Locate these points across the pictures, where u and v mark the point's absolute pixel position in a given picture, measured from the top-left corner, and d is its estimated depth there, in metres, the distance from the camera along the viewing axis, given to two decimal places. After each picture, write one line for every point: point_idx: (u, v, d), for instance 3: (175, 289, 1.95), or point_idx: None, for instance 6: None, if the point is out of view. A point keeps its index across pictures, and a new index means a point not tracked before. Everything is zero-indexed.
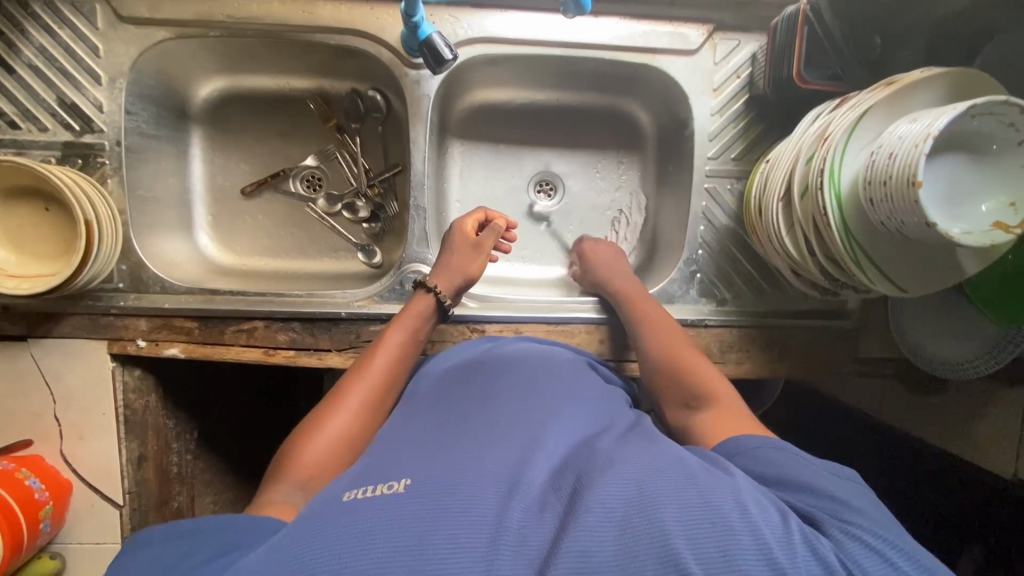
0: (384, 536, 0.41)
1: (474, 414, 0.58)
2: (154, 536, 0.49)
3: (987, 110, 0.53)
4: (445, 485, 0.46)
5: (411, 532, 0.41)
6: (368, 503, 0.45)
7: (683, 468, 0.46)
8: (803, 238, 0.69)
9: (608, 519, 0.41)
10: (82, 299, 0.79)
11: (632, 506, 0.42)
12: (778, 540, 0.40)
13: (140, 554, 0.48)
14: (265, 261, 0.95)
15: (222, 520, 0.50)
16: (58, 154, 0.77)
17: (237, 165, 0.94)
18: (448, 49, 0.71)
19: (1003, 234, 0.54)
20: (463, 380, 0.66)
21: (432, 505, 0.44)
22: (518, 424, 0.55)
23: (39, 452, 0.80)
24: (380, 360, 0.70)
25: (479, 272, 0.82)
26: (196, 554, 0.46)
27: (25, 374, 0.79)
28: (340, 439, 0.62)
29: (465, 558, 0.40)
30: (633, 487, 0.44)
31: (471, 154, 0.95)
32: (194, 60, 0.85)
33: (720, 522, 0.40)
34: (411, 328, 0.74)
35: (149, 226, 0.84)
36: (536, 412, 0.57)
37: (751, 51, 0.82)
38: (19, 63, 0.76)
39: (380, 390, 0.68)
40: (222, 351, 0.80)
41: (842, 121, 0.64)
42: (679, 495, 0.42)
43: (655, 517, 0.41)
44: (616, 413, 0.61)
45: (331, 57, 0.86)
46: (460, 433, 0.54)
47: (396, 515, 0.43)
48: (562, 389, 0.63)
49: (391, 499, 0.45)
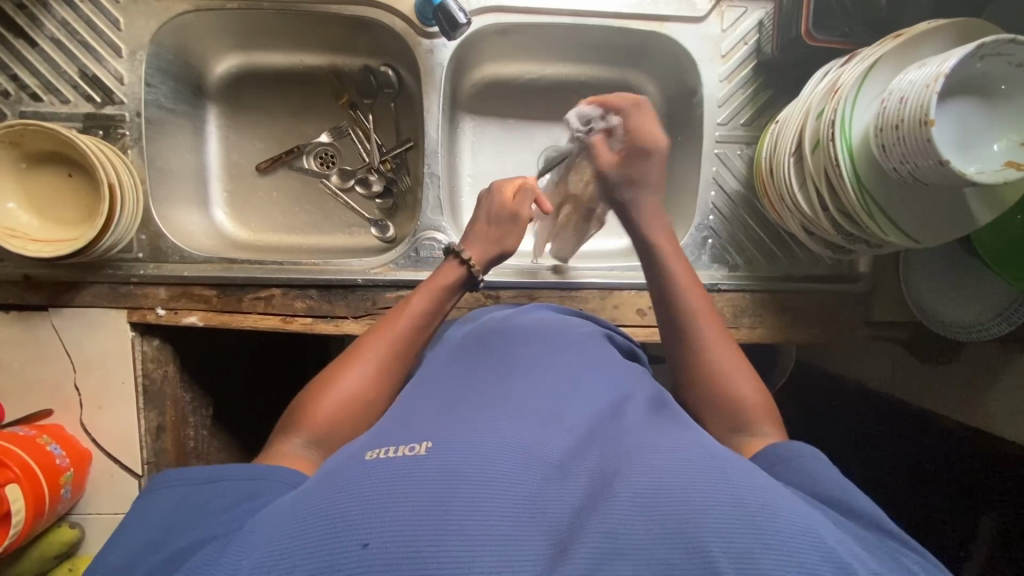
0: (401, 503, 0.39)
1: (496, 388, 0.55)
2: (182, 479, 0.50)
3: (995, 49, 0.53)
4: (466, 454, 0.43)
5: (430, 500, 0.39)
6: (389, 465, 0.43)
7: (719, 467, 0.42)
8: (816, 193, 0.70)
9: (637, 503, 0.38)
10: (103, 269, 0.80)
11: (661, 494, 0.39)
12: (821, 546, 0.36)
13: (170, 496, 0.49)
14: (279, 237, 0.96)
15: (245, 468, 0.50)
16: (80, 126, 0.79)
17: (252, 142, 0.96)
18: (462, 14, 0.73)
19: (1015, 170, 0.55)
20: (487, 358, 0.63)
21: (452, 477, 0.41)
22: (542, 398, 0.53)
23: (59, 421, 0.80)
24: (402, 325, 0.68)
25: (512, 247, 0.81)
26: (220, 500, 0.47)
27: (46, 344, 0.80)
28: (354, 398, 0.61)
29: (481, 535, 0.37)
30: (662, 476, 0.40)
31: (482, 128, 0.97)
32: (211, 36, 0.87)
33: (756, 523, 0.37)
34: (437, 296, 0.72)
35: (167, 198, 0.85)
36: (560, 386, 0.55)
37: (758, 18, 0.83)
38: (42, 37, 0.78)
39: (395, 351, 0.66)
40: (240, 319, 0.81)
41: (851, 74, 0.65)
42: (713, 491, 0.39)
43: (690, 513, 0.37)
44: (640, 385, 0.59)
45: (345, 32, 0.88)
46: (483, 407, 0.51)
47: (416, 480, 0.41)
48: (587, 366, 0.60)
49: (412, 460, 0.43)
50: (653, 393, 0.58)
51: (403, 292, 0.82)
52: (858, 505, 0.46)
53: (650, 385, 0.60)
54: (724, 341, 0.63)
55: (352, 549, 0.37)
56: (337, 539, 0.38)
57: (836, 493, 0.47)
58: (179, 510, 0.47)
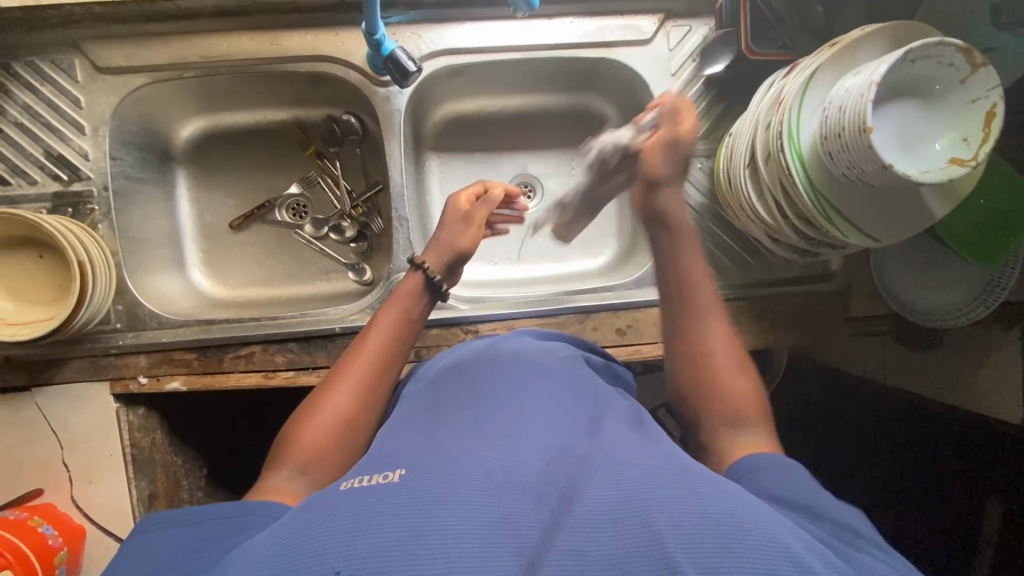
0: (374, 529, 0.38)
1: (471, 416, 0.55)
2: (166, 522, 0.49)
3: (925, 52, 0.55)
4: (438, 477, 0.43)
5: (398, 524, 0.38)
6: (360, 493, 0.42)
7: (686, 476, 0.41)
8: (774, 202, 0.71)
9: (599, 512, 0.38)
10: (83, 343, 0.81)
11: (626, 502, 0.38)
12: (778, 544, 0.36)
13: (154, 540, 0.47)
14: (258, 291, 0.96)
15: (230, 505, 0.49)
16: (50, 205, 0.80)
17: (224, 201, 0.96)
18: (412, 62, 0.74)
19: (960, 167, 0.56)
20: (460, 388, 0.62)
21: (423, 500, 0.40)
22: (513, 421, 0.52)
23: (50, 500, 0.80)
24: (373, 344, 0.68)
25: (471, 249, 0.79)
26: (207, 540, 0.46)
27: (31, 423, 0.80)
28: (333, 421, 0.61)
29: (447, 557, 0.36)
30: (627, 484, 0.40)
31: (448, 165, 0.98)
32: (174, 103, 0.88)
33: (716, 527, 0.36)
34: (403, 310, 0.72)
35: (141, 265, 0.86)
36: (531, 408, 0.54)
37: (703, 34, 0.85)
38: (6, 123, 0.80)
39: (372, 370, 0.66)
40: (223, 379, 0.81)
41: (793, 85, 0.66)
42: (676, 498, 0.38)
43: (650, 521, 0.37)
44: (614, 405, 0.59)
45: (303, 86, 0.89)
46: (457, 434, 0.51)
47: (384, 508, 0.40)
48: (561, 383, 0.60)
49: (381, 490, 0.42)
50: (627, 413, 0.58)
51: None
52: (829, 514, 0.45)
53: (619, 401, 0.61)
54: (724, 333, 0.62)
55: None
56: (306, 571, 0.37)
57: (801, 497, 0.46)
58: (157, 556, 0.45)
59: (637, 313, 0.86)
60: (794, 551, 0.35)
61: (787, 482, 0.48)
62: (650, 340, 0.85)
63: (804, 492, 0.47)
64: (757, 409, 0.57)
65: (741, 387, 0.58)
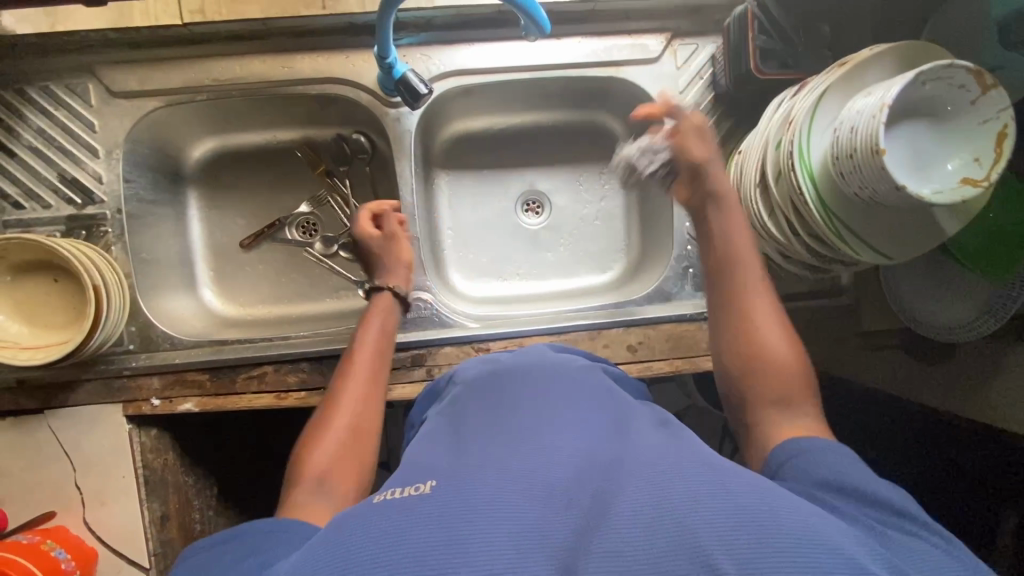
0: (409, 545, 0.38)
1: (495, 423, 0.55)
2: (201, 546, 0.49)
3: (936, 74, 0.55)
4: (468, 488, 0.43)
5: (434, 534, 0.39)
6: (392, 506, 0.42)
7: (717, 476, 0.41)
8: (785, 221, 0.71)
9: (635, 517, 0.38)
10: (96, 365, 0.81)
11: (661, 506, 0.39)
12: (816, 541, 0.36)
13: (191, 563, 0.48)
14: (269, 310, 0.96)
15: (262, 521, 0.50)
16: (63, 228, 0.81)
17: (233, 220, 0.97)
18: (423, 84, 0.75)
19: (973, 187, 0.56)
20: (484, 396, 0.62)
21: (456, 512, 0.40)
22: (538, 426, 0.52)
23: (63, 523, 0.79)
24: (362, 355, 0.70)
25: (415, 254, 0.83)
26: (236, 554, 0.46)
27: (44, 446, 0.80)
28: (341, 433, 0.62)
29: (484, 564, 0.37)
30: (660, 487, 0.40)
31: (457, 182, 0.99)
32: (185, 125, 0.89)
33: (753, 524, 0.36)
34: (386, 322, 0.75)
35: (153, 286, 0.87)
36: (554, 414, 0.54)
37: (711, 52, 0.86)
38: (20, 147, 0.81)
39: (366, 377, 0.67)
40: (235, 400, 0.81)
41: (802, 105, 0.67)
42: (709, 498, 0.38)
43: (686, 524, 0.37)
44: (636, 409, 0.59)
45: (314, 107, 0.90)
46: (482, 442, 0.51)
47: (418, 517, 0.40)
48: (581, 390, 0.60)
49: (414, 499, 0.43)
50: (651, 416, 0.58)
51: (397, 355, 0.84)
52: (872, 492, 0.45)
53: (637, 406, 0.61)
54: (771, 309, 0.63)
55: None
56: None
57: (841, 477, 0.47)
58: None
59: (648, 329, 0.86)
60: (830, 545, 0.36)
61: (826, 463, 0.48)
62: (662, 356, 0.85)
63: (844, 472, 0.47)
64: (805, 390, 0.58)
65: (790, 366, 0.59)
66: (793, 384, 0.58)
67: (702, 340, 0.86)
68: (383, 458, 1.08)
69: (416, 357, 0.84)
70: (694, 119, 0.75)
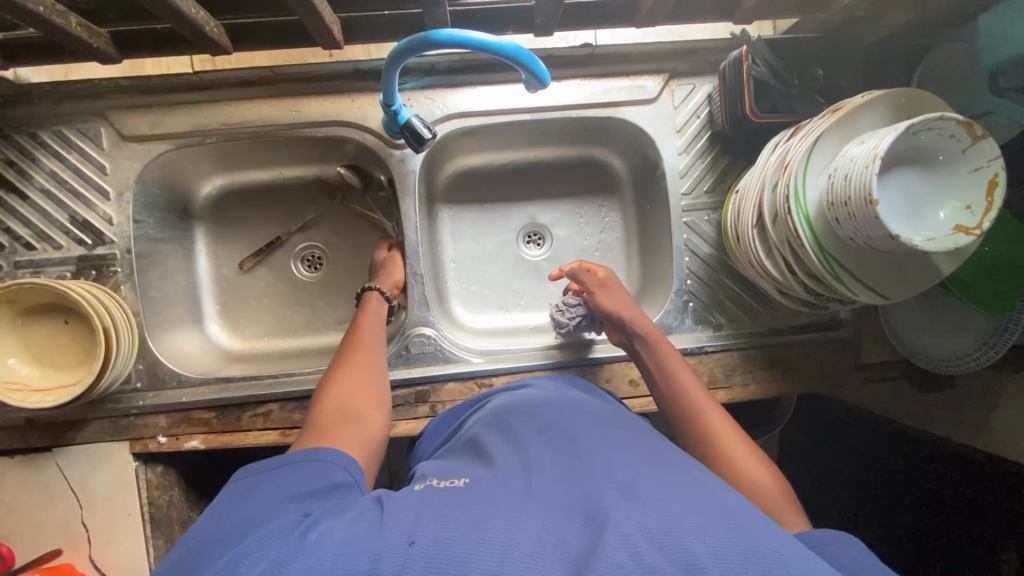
0: (444, 520, 0.42)
1: (520, 443, 0.56)
2: (256, 469, 0.52)
3: (926, 126, 0.57)
4: (499, 494, 0.46)
5: (463, 530, 0.41)
6: (434, 495, 0.47)
7: (732, 518, 0.42)
8: (782, 259, 0.73)
9: (649, 540, 0.39)
10: (104, 403, 0.82)
11: (673, 533, 0.40)
12: None
13: (241, 487, 0.50)
14: (274, 343, 0.98)
15: (309, 452, 0.54)
16: (73, 269, 0.83)
17: (240, 255, 0.98)
18: (428, 129, 0.76)
19: (965, 235, 0.57)
20: (508, 405, 0.66)
21: (489, 501, 0.45)
22: (564, 448, 0.54)
23: (69, 560, 0.80)
24: (363, 322, 0.78)
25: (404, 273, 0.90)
26: (290, 486, 0.49)
27: (51, 484, 0.81)
28: (348, 383, 0.68)
29: (506, 557, 0.38)
30: (675, 516, 0.42)
31: (458, 216, 1.00)
32: (193, 165, 0.91)
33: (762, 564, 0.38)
34: (375, 310, 0.82)
35: (161, 324, 0.88)
36: (576, 438, 0.56)
37: (707, 92, 0.88)
38: (33, 189, 0.83)
39: (366, 342, 0.75)
40: (241, 437, 0.82)
41: (797, 149, 0.68)
42: (721, 537, 0.40)
43: (692, 551, 0.39)
44: (652, 435, 0.60)
45: (320, 147, 0.92)
46: (510, 449, 0.55)
47: (448, 516, 0.42)
48: (604, 419, 0.61)
49: (445, 502, 0.45)
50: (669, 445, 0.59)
51: (401, 391, 0.85)
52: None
53: (643, 425, 0.64)
54: (726, 424, 0.67)
55: (399, 547, 0.40)
56: (381, 545, 0.40)
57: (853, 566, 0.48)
58: (247, 497, 0.48)
59: None
60: None
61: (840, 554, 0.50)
62: None
63: (856, 564, 0.49)
64: (781, 491, 0.61)
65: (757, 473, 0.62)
66: (766, 493, 0.60)
67: (702, 374, 0.87)
68: (383, 484, 1.09)
69: (420, 393, 0.85)
70: (595, 274, 0.85)
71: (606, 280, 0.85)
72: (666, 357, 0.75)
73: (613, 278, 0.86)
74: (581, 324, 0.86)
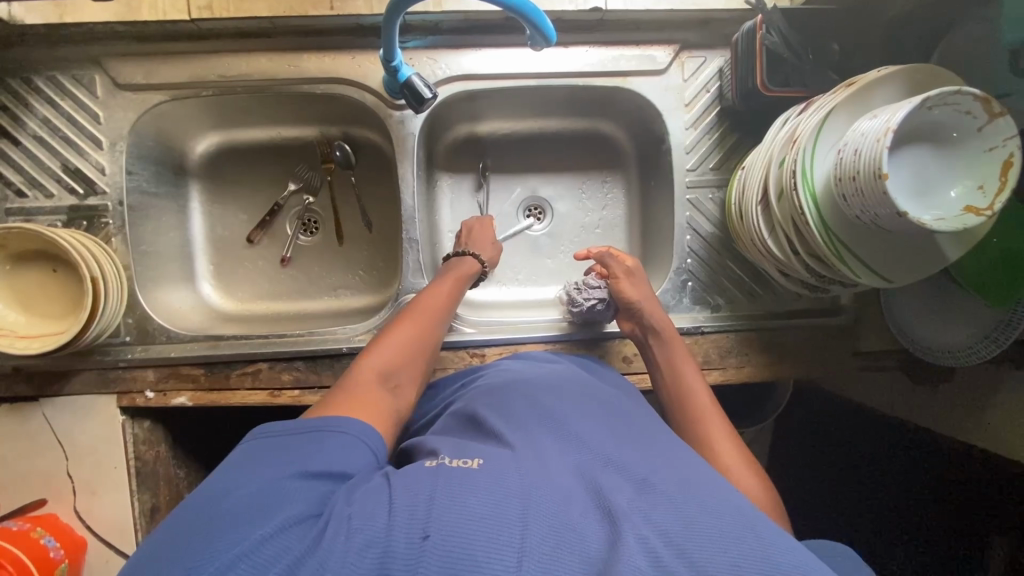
0: (454, 503, 0.40)
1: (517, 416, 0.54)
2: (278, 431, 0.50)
3: (942, 100, 0.55)
4: (508, 464, 0.45)
5: (483, 506, 0.40)
6: (438, 471, 0.44)
7: (747, 520, 0.42)
8: (785, 239, 0.71)
9: (666, 542, 0.39)
10: (92, 355, 0.81)
11: (690, 533, 0.40)
12: None
13: (256, 453, 0.48)
14: (266, 305, 0.97)
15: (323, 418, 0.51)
16: (64, 218, 0.81)
17: (236, 215, 0.97)
18: (428, 89, 0.74)
19: (975, 216, 0.55)
20: (497, 381, 0.64)
21: (495, 478, 0.43)
22: (562, 422, 0.53)
23: (54, 510, 0.79)
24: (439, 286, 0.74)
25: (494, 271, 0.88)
26: (306, 459, 0.46)
27: (38, 434, 0.80)
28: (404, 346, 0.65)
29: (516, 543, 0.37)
30: (689, 516, 0.41)
31: (458, 185, 0.99)
32: (191, 120, 0.89)
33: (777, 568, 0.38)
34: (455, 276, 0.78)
35: (153, 279, 0.87)
36: (564, 412, 0.55)
37: (718, 65, 0.85)
38: (24, 135, 0.81)
39: (437, 313, 0.71)
40: (229, 395, 0.82)
41: (807, 124, 0.66)
42: (737, 541, 0.39)
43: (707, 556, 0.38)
44: (643, 417, 0.59)
45: (320, 106, 0.90)
46: (502, 421, 0.54)
47: (469, 488, 0.41)
48: (594, 399, 0.60)
49: (463, 471, 0.44)
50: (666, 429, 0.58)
51: None
52: None
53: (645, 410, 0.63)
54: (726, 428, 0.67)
55: (414, 541, 0.38)
56: (395, 535, 0.39)
57: None
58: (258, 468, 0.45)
59: None
60: None
61: None
62: None
63: None
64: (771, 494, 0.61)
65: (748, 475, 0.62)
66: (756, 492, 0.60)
67: (698, 354, 0.85)
68: None
69: None
70: (624, 261, 0.83)
71: (635, 270, 0.83)
72: (678, 358, 0.75)
73: (640, 269, 0.84)
74: (595, 308, 0.83)
